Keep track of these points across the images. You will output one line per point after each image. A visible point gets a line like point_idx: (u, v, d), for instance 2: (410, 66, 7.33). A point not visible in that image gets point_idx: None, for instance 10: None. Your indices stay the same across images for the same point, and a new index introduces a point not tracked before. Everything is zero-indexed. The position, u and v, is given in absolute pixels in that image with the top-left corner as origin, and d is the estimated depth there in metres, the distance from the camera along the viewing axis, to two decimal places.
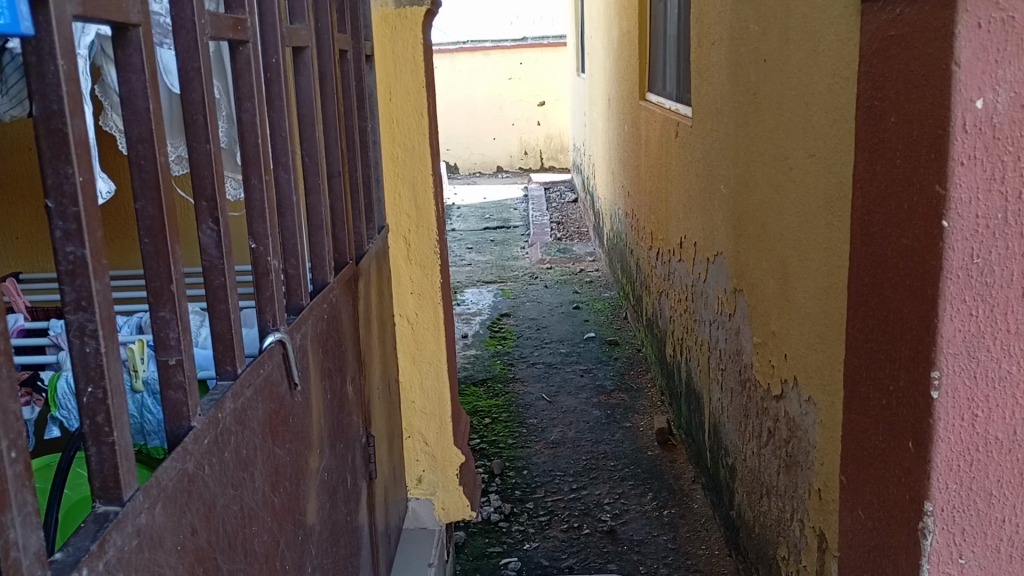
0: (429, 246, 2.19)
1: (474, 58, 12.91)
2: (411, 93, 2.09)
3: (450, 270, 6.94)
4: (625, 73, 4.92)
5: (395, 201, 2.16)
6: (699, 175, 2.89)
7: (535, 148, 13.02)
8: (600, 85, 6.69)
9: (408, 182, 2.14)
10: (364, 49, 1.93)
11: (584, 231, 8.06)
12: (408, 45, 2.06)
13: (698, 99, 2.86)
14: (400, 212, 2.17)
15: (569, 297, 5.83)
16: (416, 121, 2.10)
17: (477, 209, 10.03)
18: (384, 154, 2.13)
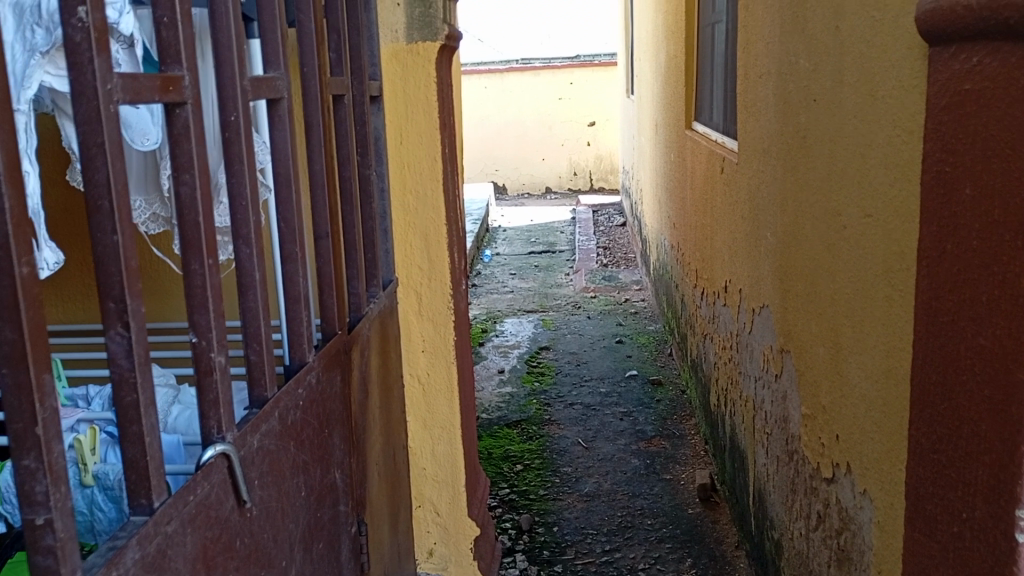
0: (442, 300, 2.04)
1: (525, 78, 12.80)
2: (424, 135, 1.97)
3: (491, 298, 6.78)
4: (671, 100, 4.71)
5: (406, 251, 2.02)
6: (745, 218, 2.66)
7: (585, 169, 12.84)
8: (648, 109, 6.49)
9: (420, 232, 2.00)
10: (368, 89, 1.80)
11: (631, 257, 7.84)
12: (420, 83, 1.93)
13: (744, 137, 2.64)
14: (411, 264, 2.03)
15: (612, 330, 5.61)
16: (429, 165, 1.97)
17: (523, 233, 9.87)
18: (394, 201, 2.00)
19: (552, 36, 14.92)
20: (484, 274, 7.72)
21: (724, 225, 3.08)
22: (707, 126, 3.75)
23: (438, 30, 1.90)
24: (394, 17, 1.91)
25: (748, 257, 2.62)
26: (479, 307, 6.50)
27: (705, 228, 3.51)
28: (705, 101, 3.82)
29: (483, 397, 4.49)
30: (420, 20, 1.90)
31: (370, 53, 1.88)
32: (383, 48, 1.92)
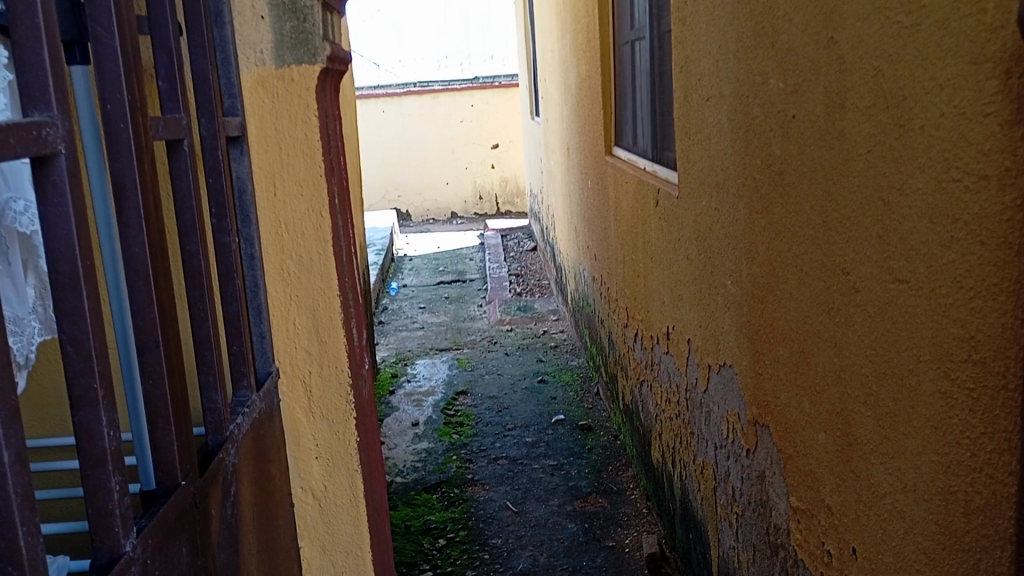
0: (337, 392, 1.62)
1: (424, 100, 12.37)
2: (306, 184, 1.53)
3: (400, 337, 6.31)
4: (585, 123, 4.37)
5: (288, 332, 1.59)
6: (692, 259, 2.30)
7: (490, 193, 12.55)
8: (557, 130, 6.15)
9: (305, 308, 1.58)
10: (224, 128, 1.36)
11: (545, 284, 7.53)
12: (296, 118, 1.51)
13: (685, 167, 2.29)
14: (296, 348, 1.60)
15: (532, 368, 5.23)
16: (314, 222, 1.55)
17: (431, 261, 9.46)
18: (269, 270, 1.56)
19: (451, 55, 14.52)
20: (392, 309, 7.26)
21: (660, 264, 2.74)
22: (629, 152, 3.42)
23: (317, 50, 1.49)
24: (258, 35, 1.47)
25: (699, 306, 2.26)
26: (387, 347, 6.02)
27: (636, 265, 3.16)
28: (626, 125, 3.50)
29: (396, 457, 4.01)
30: (293, 37, 1.47)
31: (226, 82, 1.43)
32: (246, 76, 1.48)
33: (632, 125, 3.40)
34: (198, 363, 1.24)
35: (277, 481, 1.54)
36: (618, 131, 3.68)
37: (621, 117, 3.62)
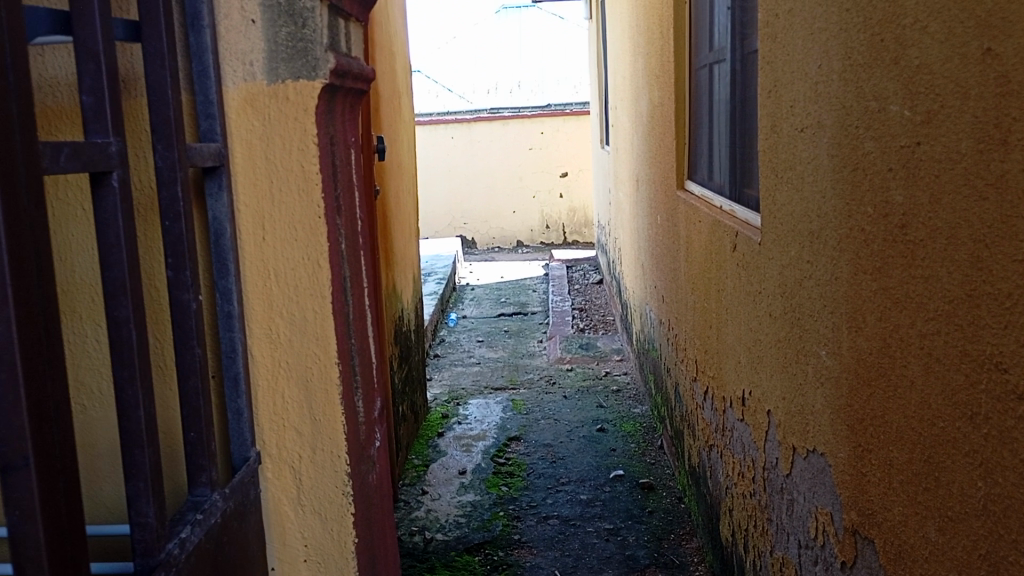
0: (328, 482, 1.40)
1: (493, 127, 12.20)
2: (300, 229, 1.34)
3: (455, 372, 6.04)
4: (655, 155, 4.06)
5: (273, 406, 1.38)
6: (775, 318, 1.96)
7: (557, 222, 12.28)
8: (627, 160, 5.82)
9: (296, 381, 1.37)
10: (186, 158, 1.20)
11: (610, 321, 7.18)
12: (289, 147, 1.32)
13: (767, 209, 1.96)
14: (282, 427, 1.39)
15: (591, 414, 4.88)
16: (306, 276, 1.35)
17: (493, 291, 9.22)
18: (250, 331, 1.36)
19: (523, 82, 14.31)
20: (449, 342, 7.02)
21: (737, 318, 2.38)
22: (702, 189, 3.11)
23: (318, 62, 1.29)
24: (245, 44, 1.30)
25: (783, 375, 1.91)
26: (441, 383, 5.75)
27: (709, 315, 2.82)
28: (700, 158, 3.19)
29: (439, 510, 3.70)
30: (289, 46, 1.29)
31: (204, 100, 1.28)
32: (231, 94, 1.31)
33: (706, 158, 3.08)
34: (128, 464, 1.11)
35: (248, 570, 1.35)
36: (691, 165, 3.37)
37: (694, 149, 3.31)
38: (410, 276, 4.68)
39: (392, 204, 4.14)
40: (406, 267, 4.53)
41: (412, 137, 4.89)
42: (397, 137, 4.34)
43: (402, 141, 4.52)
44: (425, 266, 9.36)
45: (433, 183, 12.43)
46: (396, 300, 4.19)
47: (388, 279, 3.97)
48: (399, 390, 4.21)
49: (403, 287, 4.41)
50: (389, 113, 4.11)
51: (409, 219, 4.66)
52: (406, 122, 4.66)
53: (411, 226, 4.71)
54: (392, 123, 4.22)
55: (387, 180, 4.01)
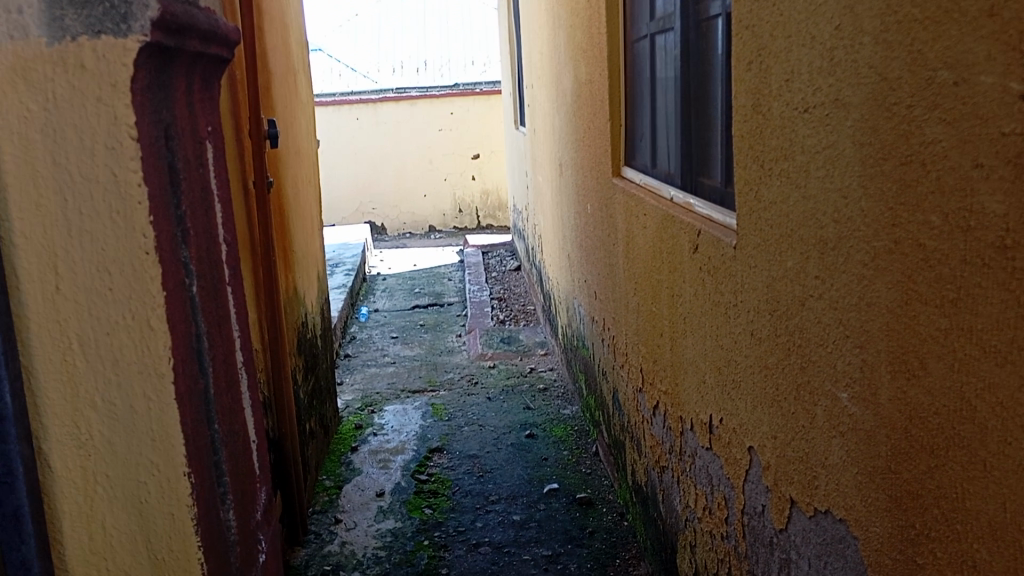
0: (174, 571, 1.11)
1: (400, 108, 11.65)
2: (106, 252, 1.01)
3: (369, 374, 5.59)
4: (584, 137, 3.70)
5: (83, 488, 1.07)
6: (759, 338, 1.61)
7: (470, 205, 11.84)
8: (547, 143, 5.44)
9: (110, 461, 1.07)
10: None
11: (531, 311, 6.84)
12: (75, 144, 0.99)
13: (747, 205, 1.61)
14: (95, 517, 1.09)
15: (518, 418, 4.52)
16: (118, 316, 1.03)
17: (405, 281, 8.75)
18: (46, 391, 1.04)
19: (429, 60, 13.72)
20: (361, 339, 6.53)
21: (699, 329, 2.03)
22: (644, 176, 2.76)
23: (136, 6, 0.95)
24: None
25: (772, 408, 1.57)
26: (353, 388, 5.28)
27: (658, 318, 2.48)
28: (641, 141, 2.84)
29: (355, 542, 3.26)
30: None
31: None
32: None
33: (649, 142, 2.73)
34: None
35: None
36: (628, 149, 3.01)
37: (633, 131, 2.95)
38: (314, 274, 4.21)
39: (290, 195, 3.67)
40: (309, 264, 4.06)
41: (312, 119, 4.39)
42: (294, 119, 3.86)
43: (300, 123, 4.03)
44: (331, 256, 8.82)
45: (338, 167, 11.81)
46: (298, 303, 3.73)
47: (287, 281, 3.51)
48: (305, 406, 3.75)
49: (306, 288, 3.95)
50: (282, 93, 3.62)
51: (311, 210, 4.19)
52: (304, 102, 4.16)
53: (313, 219, 4.23)
54: (287, 103, 3.72)
55: (283, 168, 3.53)
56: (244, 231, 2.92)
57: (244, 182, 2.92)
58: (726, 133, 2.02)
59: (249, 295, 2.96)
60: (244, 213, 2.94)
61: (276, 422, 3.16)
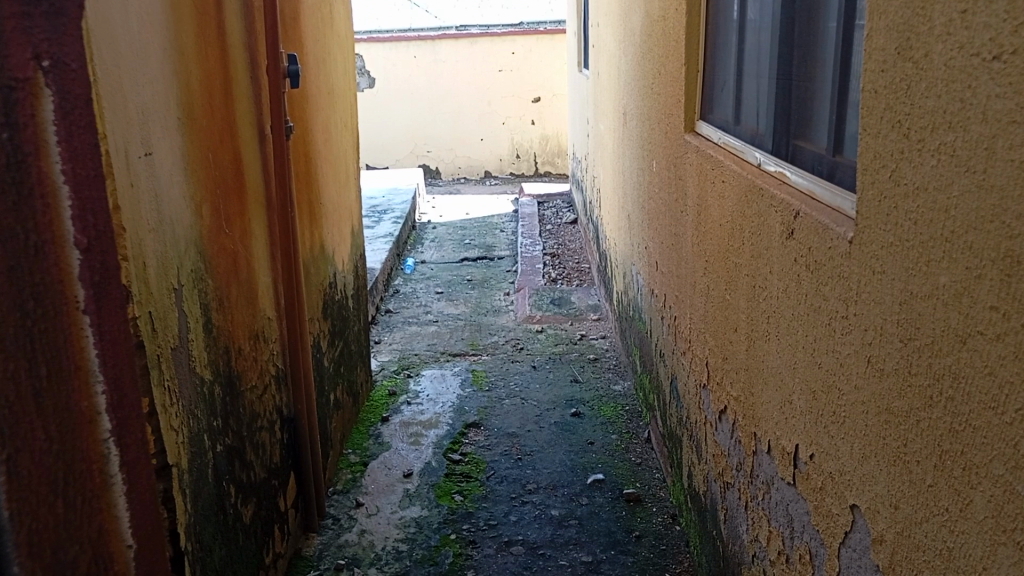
0: None
1: (460, 47, 11.17)
2: None
3: (409, 334, 5.34)
4: (653, 85, 3.24)
5: None
6: (880, 370, 1.19)
7: (528, 152, 11.37)
8: (611, 90, 4.96)
9: None
10: None
11: (585, 270, 6.43)
12: None
13: (878, 188, 1.18)
14: None
15: (564, 394, 4.18)
16: None
17: (456, 230, 8.41)
18: None
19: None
20: (404, 294, 6.26)
21: (788, 335, 1.63)
22: (721, 133, 2.34)
23: None
24: None
25: (891, 469, 1.16)
26: (391, 348, 5.04)
27: (732, 309, 2.07)
28: (722, 92, 2.40)
29: (376, 531, 2.97)
30: None
31: None
32: None
33: (732, 93, 2.29)
34: None
35: None
36: (705, 100, 2.57)
37: (712, 78, 2.50)
38: (348, 228, 3.88)
39: (319, 140, 3.32)
40: (342, 216, 3.72)
41: (352, 56, 4.01)
42: (327, 55, 3.47)
43: (336, 60, 3.65)
44: (381, 202, 8.51)
45: (394, 107, 11.45)
46: (326, 260, 3.41)
47: (313, 237, 3.20)
48: (330, 374, 3.45)
49: (337, 244, 3.62)
50: (313, 25, 3.24)
51: (347, 158, 3.83)
52: (342, 37, 3.77)
53: (349, 166, 3.88)
54: (320, 37, 3.35)
55: (310, 109, 3.19)
56: (257, 181, 2.61)
57: (259, 126, 2.62)
58: (843, 86, 1.58)
59: (264, 253, 2.67)
60: (259, 159, 2.63)
61: (292, 395, 2.91)
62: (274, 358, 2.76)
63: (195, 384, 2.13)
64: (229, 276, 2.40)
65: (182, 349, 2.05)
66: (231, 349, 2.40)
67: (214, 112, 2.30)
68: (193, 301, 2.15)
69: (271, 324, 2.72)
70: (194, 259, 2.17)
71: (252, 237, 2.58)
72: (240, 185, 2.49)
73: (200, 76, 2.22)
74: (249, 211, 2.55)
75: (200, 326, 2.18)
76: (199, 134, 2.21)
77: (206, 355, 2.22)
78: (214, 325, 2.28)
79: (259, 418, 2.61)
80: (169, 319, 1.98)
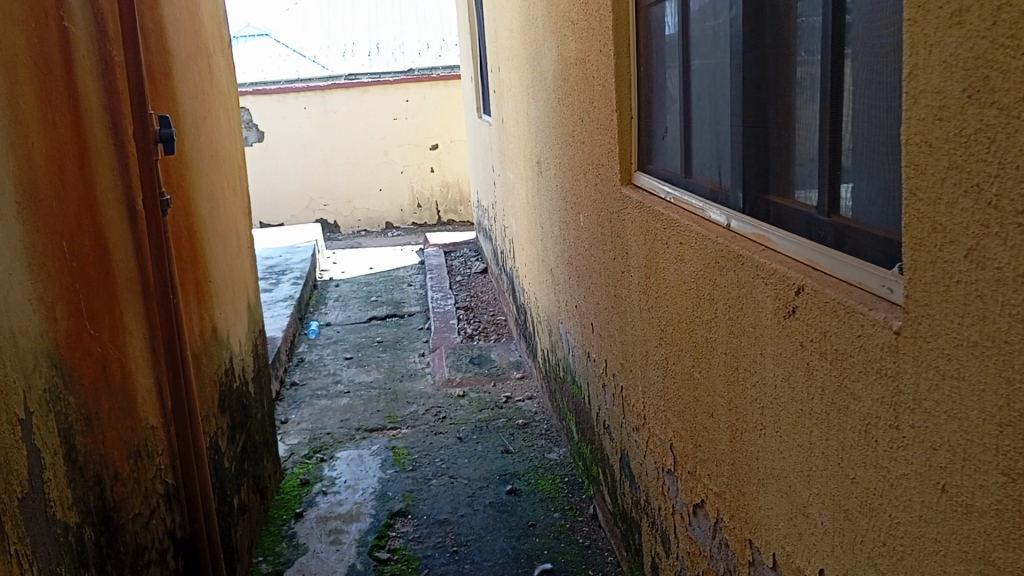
0: None
1: (351, 97, 10.82)
2: None
3: (318, 408, 4.91)
4: (575, 134, 2.99)
5: None
6: (964, 505, 0.92)
7: (429, 200, 11.08)
8: (519, 137, 4.72)
9: None
10: None
11: (502, 323, 6.15)
12: None
13: (943, 269, 0.91)
14: None
15: (497, 469, 3.85)
16: None
17: (361, 287, 8.00)
18: None
19: (381, 41, 12.85)
20: (309, 363, 5.81)
21: (795, 433, 1.35)
22: (671, 187, 2.07)
23: None
24: None
25: None
26: (299, 428, 4.60)
27: (704, 389, 1.80)
28: (667, 141, 2.14)
29: None
30: None
31: None
32: None
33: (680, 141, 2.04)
34: None
35: None
36: (645, 149, 2.31)
37: (652, 126, 2.25)
38: (244, 305, 3.46)
39: (203, 212, 2.91)
40: (236, 294, 3.31)
41: (237, 114, 3.62)
42: (207, 114, 3.09)
43: (218, 120, 3.26)
44: (278, 261, 8.03)
45: (286, 161, 10.98)
46: (220, 347, 2.99)
47: (202, 326, 2.77)
48: (232, 475, 3.02)
49: (232, 326, 3.21)
50: (188, 82, 2.86)
51: (237, 228, 3.42)
52: (223, 94, 3.39)
53: (240, 237, 3.47)
54: (197, 96, 2.96)
55: (190, 179, 2.79)
56: (129, 267, 2.19)
57: (127, 202, 2.20)
58: (836, 133, 1.34)
59: (142, 351, 2.23)
60: (129, 241, 2.21)
61: (186, 515, 2.44)
62: (161, 477, 2.31)
63: (58, 536, 1.72)
64: (98, 386, 1.97)
65: (36, 495, 1.64)
66: (105, 476, 1.97)
67: (66, 190, 1.89)
68: (49, 430, 1.73)
69: (156, 435, 2.28)
70: (46, 375, 1.74)
71: (127, 334, 2.14)
72: (106, 274, 2.06)
73: (48, 152, 1.82)
74: (121, 304, 2.11)
75: (59, 458, 1.76)
76: (49, 217, 1.79)
77: (68, 493, 1.79)
78: (79, 453, 1.86)
79: (147, 551, 2.18)
80: (15, 461, 1.56)
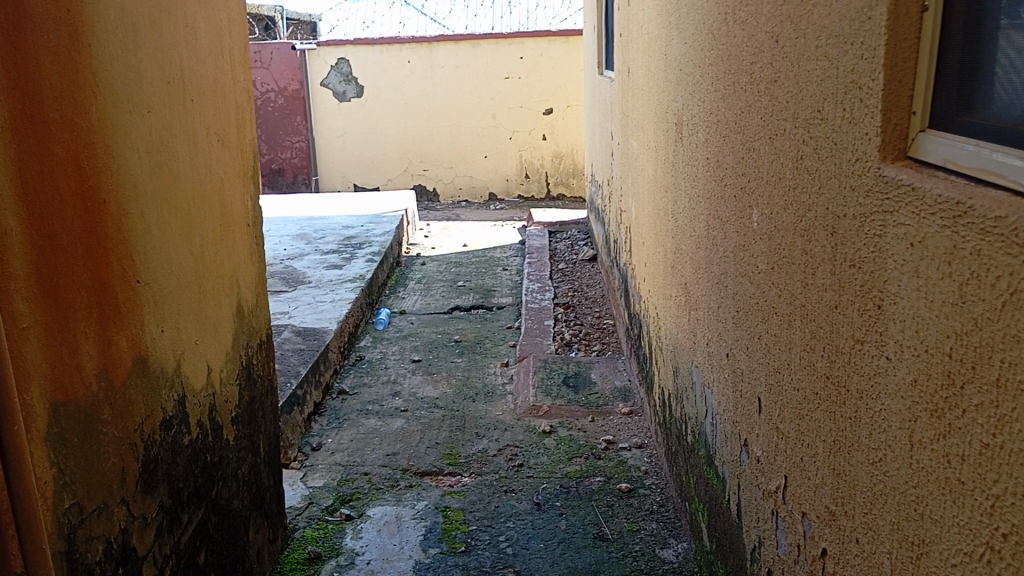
0: None
1: (460, 51, 9.66)
2: None
3: (365, 430, 3.83)
4: (756, 74, 1.71)
5: None
6: None
7: (539, 171, 9.89)
8: (650, 90, 3.42)
9: None
10: None
11: (609, 332, 4.91)
12: None
13: None
14: None
15: (586, 568, 2.65)
16: None
17: (450, 266, 6.91)
18: None
19: None
20: (368, 363, 4.74)
21: None
22: None
23: None
24: None
25: None
26: (331, 459, 3.52)
27: None
28: None
29: None
30: None
31: None
32: None
33: None
34: None
35: None
36: (974, 78, 1.00)
37: (1014, 20, 0.94)
38: (230, 308, 2.38)
39: (136, 168, 1.83)
40: (209, 293, 2.23)
41: (244, 32, 2.50)
42: (164, 15, 1.98)
43: (194, 31, 2.16)
44: (359, 231, 7.03)
45: (385, 118, 9.99)
46: (158, 383, 1.93)
47: (100, 357, 1.67)
48: None
49: (195, 346, 2.13)
50: None
51: (223, 194, 2.34)
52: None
53: (228, 207, 2.38)
54: None
55: (97, 114, 1.67)
56: None
57: None
58: None
59: None
60: None
61: None
62: None
63: None
64: None
65: None
66: None
67: None
68: None
69: None
70: None
71: None
72: None
73: None
74: None
75: None
76: None
77: None
78: None
79: None
80: None
